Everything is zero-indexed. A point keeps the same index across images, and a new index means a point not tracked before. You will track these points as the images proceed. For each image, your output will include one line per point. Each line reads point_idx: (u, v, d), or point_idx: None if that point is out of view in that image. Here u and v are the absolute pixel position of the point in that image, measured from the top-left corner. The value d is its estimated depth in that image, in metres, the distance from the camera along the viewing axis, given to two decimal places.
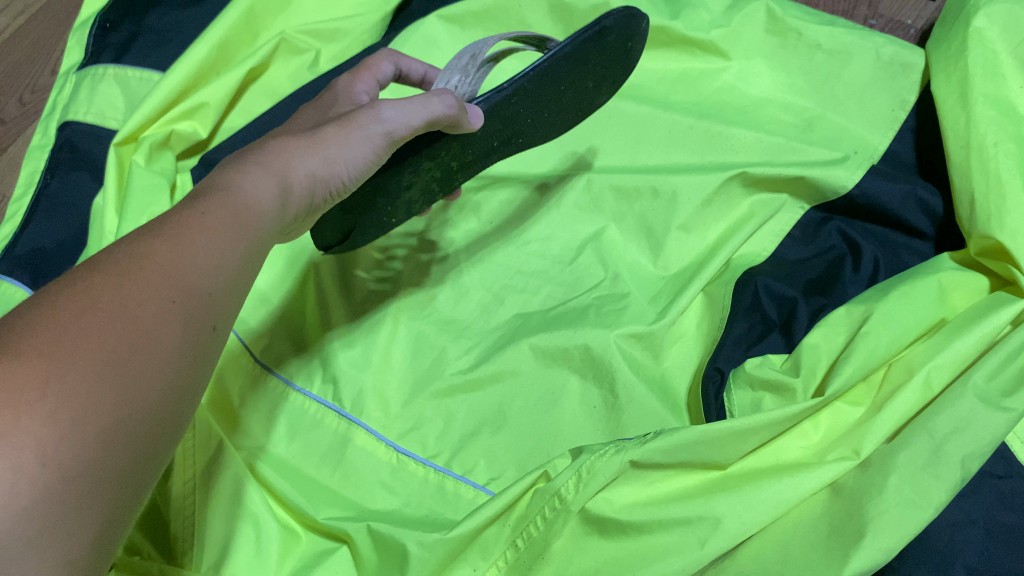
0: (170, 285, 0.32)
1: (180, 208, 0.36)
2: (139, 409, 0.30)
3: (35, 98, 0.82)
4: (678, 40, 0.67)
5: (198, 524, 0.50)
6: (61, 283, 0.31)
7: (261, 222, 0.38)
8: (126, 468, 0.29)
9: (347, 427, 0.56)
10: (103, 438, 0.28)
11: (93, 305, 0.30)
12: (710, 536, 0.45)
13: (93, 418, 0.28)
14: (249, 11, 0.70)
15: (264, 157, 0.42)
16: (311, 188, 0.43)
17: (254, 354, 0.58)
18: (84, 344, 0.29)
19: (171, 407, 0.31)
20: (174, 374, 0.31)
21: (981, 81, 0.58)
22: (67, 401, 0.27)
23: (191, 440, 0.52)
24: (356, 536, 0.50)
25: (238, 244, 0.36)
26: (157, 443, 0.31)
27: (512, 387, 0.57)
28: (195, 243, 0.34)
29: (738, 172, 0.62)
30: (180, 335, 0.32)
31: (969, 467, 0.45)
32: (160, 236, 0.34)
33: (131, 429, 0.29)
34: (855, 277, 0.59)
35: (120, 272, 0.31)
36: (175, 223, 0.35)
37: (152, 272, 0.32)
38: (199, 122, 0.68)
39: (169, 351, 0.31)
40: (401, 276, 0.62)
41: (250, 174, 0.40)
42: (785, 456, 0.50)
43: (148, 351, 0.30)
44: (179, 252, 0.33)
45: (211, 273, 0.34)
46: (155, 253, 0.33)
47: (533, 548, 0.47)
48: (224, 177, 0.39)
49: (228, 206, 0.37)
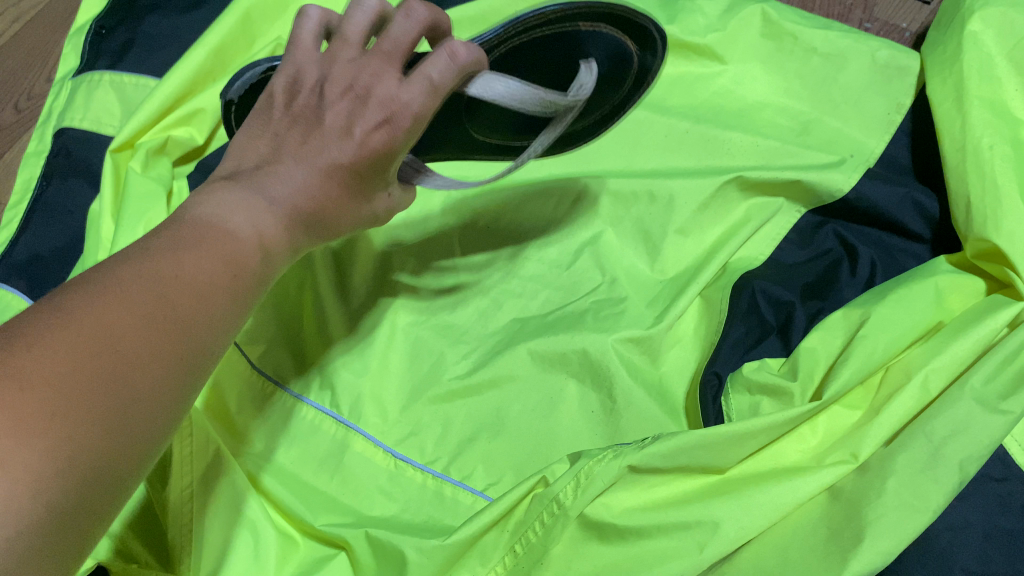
0: (184, 337, 0.32)
1: (214, 252, 0.35)
2: (127, 459, 0.30)
3: (32, 104, 0.82)
4: (674, 45, 0.67)
5: (194, 532, 0.50)
6: (73, 305, 0.30)
7: (270, 273, 0.38)
8: (100, 514, 0.29)
9: (345, 432, 0.56)
10: (89, 486, 0.28)
11: (108, 347, 0.29)
12: (710, 541, 0.45)
13: (83, 466, 0.28)
14: (245, 17, 0.70)
15: (294, 214, 0.39)
16: (310, 247, 0.42)
17: (252, 360, 0.58)
18: (93, 387, 0.28)
19: (153, 457, 0.31)
20: (164, 425, 0.31)
21: (977, 84, 0.58)
22: (62, 445, 0.27)
23: (188, 448, 0.51)
24: (355, 542, 0.50)
25: (249, 298, 0.36)
26: (133, 487, 0.31)
27: (510, 392, 0.57)
28: (215, 292, 0.34)
29: (734, 176, 0.62)
30: (179, 390, 0.32)
31: (967, 470, 0.46)
32: (186, 282, 0.33)
33: (116, 476, 0.29)
34: (852, 279, 0.60)
35: (139, 313, 0.31)
36: (208, 274, 0.34)
37: (170, 321, 0.32)
38: (195, 129, 0.68)
39: (168, 406, 0.31)
40: (398, 281, 0.61)
41: (278, 234, 0.38)
42: (783, 460, 0.50)
43: (149, 402, 0.30)
44: (199, 301, 0.33)
45: (221, 328, 0.34)
46: (178, 301, 0.32)
47: (532, 553, 0.47)
48: (256, 225, 0.37)
49: (259, 267, 0.37)
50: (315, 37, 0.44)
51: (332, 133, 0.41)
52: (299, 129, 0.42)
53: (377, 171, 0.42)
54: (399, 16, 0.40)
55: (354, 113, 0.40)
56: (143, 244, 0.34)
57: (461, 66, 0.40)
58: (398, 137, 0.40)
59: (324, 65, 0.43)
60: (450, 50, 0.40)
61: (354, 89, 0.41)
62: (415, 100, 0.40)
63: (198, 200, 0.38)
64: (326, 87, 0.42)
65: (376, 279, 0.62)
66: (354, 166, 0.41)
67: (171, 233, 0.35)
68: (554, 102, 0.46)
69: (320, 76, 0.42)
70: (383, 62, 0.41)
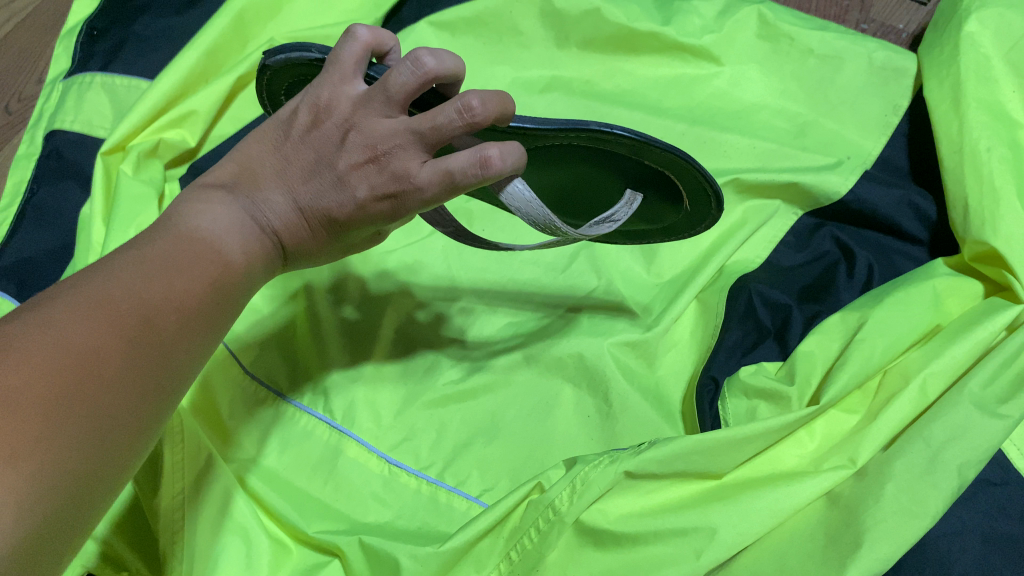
0: (167, 364, 0.34)
1: (201, 278, 0.36)
2: (102, 478, 0.31)
3: (22, 106, 0.81)
4: (670, 46, 0.67)
5: (185, 538, 0.49)
6: (70, 320, 0.31)
7: (244, 303, 0.39)
8: (74, 531, 0.30)
9: (338, 438, 0.55)
10: (70, 504, 0.30)
11: (97, 369, 0.31)
12: (707, 547, 0.45)
13: (65, 487, 0.29)
14: (238, 18, 0.69)
15: (276, 243, 0.40)
16: (285, 270, 0.43)
17: (243, 364, 0.57)
18: (79, 409, 0.30)
19: (124, 474, 0.33)
20: (135, 447, 0.33)
21: (975, 86, 0.58)
22: (47, 465, 0.28)
23: (180, 454, 0.51)
24: (348, 549, 0.50)
25: (222, 328, 0.38)
26: (103, 503, 0.32)
27: (506, 397, 0.57)
28: (200, 321, 0.36)
29: (730, 179, 0.62)
30: (155, 411, 0.34)
31: (965, 475, 0.45)
32: (172, 306, 0.34)
33: (91, 493, 0.31)
34: (849, 282, 0.59)
35: (127, 336, 0.32)
36: (194, 301, 0.35)
37: (157, 347, 0.33)
38: (188, 131, 0.67)
39: (144, 426, 0.33)
40: (393, 287, 0.61)
41: (259, 262, 0.39)
42: (781, 465, 0.49)
43: (127, 425, 0.32)
44: (185, 329, 0.35)
45: (197, 356, 0.36)
46: (164, 326, 0.34)
47: (528, 560, 0.47)
48: (243, 251, 0.38)
49: (236, 299, 0.38)
50: (360, 61, 0.41)
51: (336, 179, 0.40)
52: (308, 161, 0.40)
53: (366, 226, 0.42)
54: (452, 110, 0.37)
55: (364, 171, 0.39)
56: (132, 256, 0.35)
57: (485, 176, 0.38)
58: (398, 206, 0.40)
59: (358, 104, 0.39)
60: (483, 156, 0.37)
61: (375, 149, 0.39)
62: (429, 188, 0.38)
63: (188, 209, 0.38)
64: (351, 134, 0.39)
65: (370, 284, 0.61)
66: (346, 218, 0.41)
67: (160, 248, 0.36)
68: (561, 231, 0.43)
69: (349, 116, 0.40)
70: (413, 138, 0.38)
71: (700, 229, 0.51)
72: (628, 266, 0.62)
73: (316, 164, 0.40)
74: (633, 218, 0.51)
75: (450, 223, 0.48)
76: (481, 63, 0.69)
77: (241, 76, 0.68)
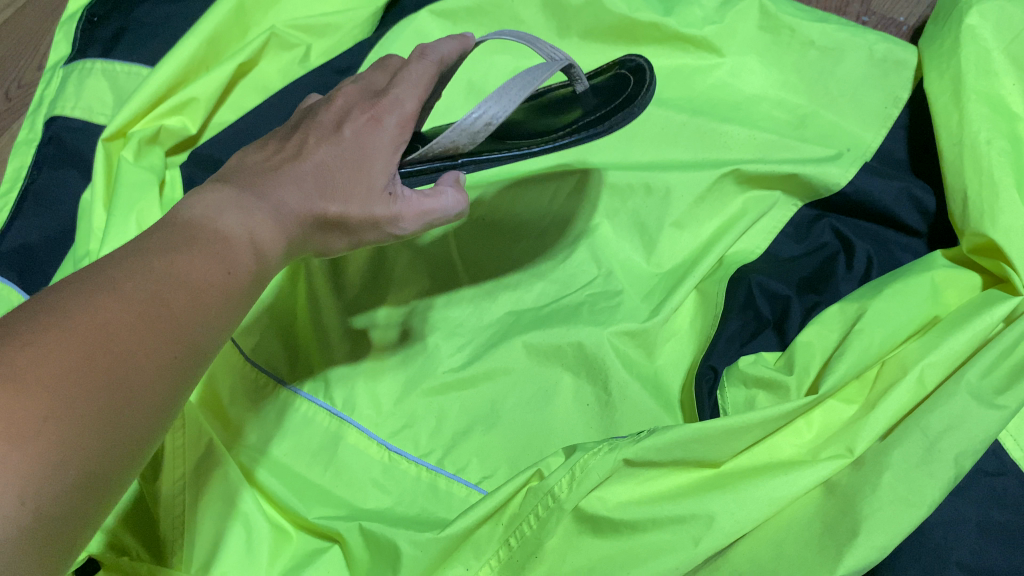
0: (178, 338, 0.33)
1: (207, 252, 0.36)
2: (116, 456, 0.31)
3: (23, 92, 0.81)
4: (671, 36, 0.67)
5: (186, 524, 0.50)
6: (73, 301, 0.31)
7: (261, 277, 0.38)
8: (86, 512, 0.30)
9: (338, 425, 0.55)
10: (81, 482, 0.29)
11: (104, 345, 0.31)
12: (705, 534, 0.45)
13: (73, 466, 0.29)
14: (238, 6, 0.69)
15: (284, 218, 0.40)
16: (304, 248, 0.42)
17: (244, 351, 0.57)
18: (87, 386, 0.30)
19: (141, 451, 0.32)
20: (151, 423, 0.32)
21: (974, 79, 0.58)
22: (54, 444, 0.28)
23: (181, 439, 0.51)
24: (348, 535, 0.50)
25: (239, 299, 0.37)
26: (121, 481, 0.32)
27: (506, 384, 0.57)
28: (209, 291, 0.35)
29: (731, 170, 0.61)
30: (170, 389, 0.33)
31: (962, 465, 0.45)
32: (179, 281, 0.34)
33: (105, 473, 0.31)
34: (848, 273, 0.60)
35: (133, 311, 0.32)
36: (200, 273, 0.35)
37: (165, 321, 0.33)
38: (188, 118, 0.67)
39: (159, 404, 0.33)
40: (393, 273, 0.61)
41: (270, 236, 0.39)
42: (778, 455, 0.50)
43: (140, 400, 0.32)
44: (194, 301, 0.34)
45: (213, 329, 0.35)
46: (172, 300, 0.33)
47: (526, 547, 0.47)
48: (246, 224, 0.38)
49: (251, 271, 0.37)
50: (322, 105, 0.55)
51: (322, 132, 0.44)
52: (290, 139, 0.44)
53: (365, 173, 0.43)
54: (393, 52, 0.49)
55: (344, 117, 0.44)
56: (137, 241, 0.36)
57: (435, 58, 0.47)
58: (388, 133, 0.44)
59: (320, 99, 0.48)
60: (422, 50, 0.47)
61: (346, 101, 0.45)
62: (405, 96, 0.45)
63: (192, 198, 0.39)
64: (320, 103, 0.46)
65: (369, 271, 0.61)
66: (341, 164, 0.43)
67: (163, 232, 0.36)
68: (524, 38, 0.52)
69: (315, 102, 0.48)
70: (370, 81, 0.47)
71: (640, 62, 0.58)
72: (628, 253, 0.61)
73: (299, 135, 0.44)
74: (607, 89, 0.56)
75: (445, 136, 0.47)
76: (481, 52, 0.69)
77: (241, 63, 0.68)
